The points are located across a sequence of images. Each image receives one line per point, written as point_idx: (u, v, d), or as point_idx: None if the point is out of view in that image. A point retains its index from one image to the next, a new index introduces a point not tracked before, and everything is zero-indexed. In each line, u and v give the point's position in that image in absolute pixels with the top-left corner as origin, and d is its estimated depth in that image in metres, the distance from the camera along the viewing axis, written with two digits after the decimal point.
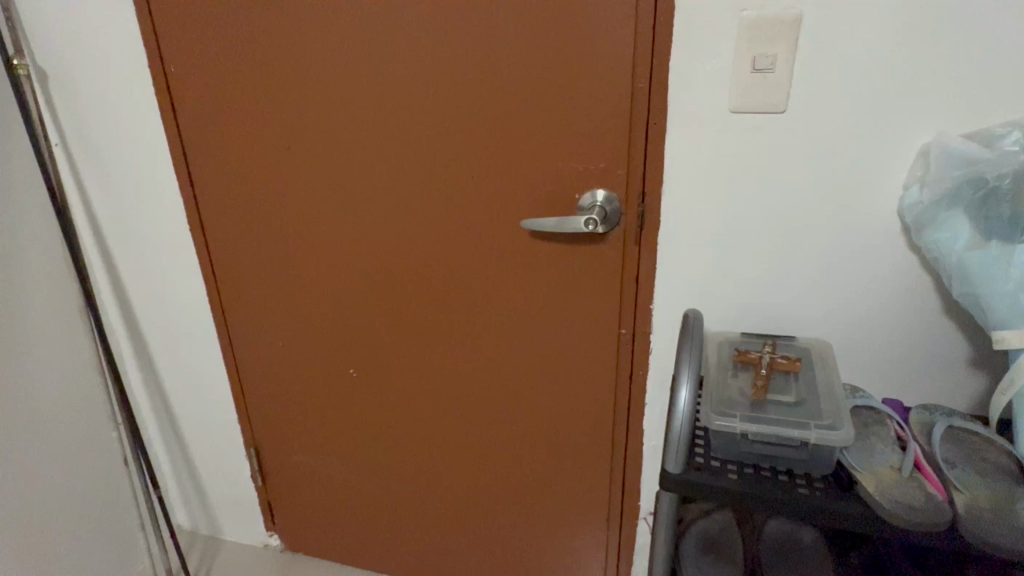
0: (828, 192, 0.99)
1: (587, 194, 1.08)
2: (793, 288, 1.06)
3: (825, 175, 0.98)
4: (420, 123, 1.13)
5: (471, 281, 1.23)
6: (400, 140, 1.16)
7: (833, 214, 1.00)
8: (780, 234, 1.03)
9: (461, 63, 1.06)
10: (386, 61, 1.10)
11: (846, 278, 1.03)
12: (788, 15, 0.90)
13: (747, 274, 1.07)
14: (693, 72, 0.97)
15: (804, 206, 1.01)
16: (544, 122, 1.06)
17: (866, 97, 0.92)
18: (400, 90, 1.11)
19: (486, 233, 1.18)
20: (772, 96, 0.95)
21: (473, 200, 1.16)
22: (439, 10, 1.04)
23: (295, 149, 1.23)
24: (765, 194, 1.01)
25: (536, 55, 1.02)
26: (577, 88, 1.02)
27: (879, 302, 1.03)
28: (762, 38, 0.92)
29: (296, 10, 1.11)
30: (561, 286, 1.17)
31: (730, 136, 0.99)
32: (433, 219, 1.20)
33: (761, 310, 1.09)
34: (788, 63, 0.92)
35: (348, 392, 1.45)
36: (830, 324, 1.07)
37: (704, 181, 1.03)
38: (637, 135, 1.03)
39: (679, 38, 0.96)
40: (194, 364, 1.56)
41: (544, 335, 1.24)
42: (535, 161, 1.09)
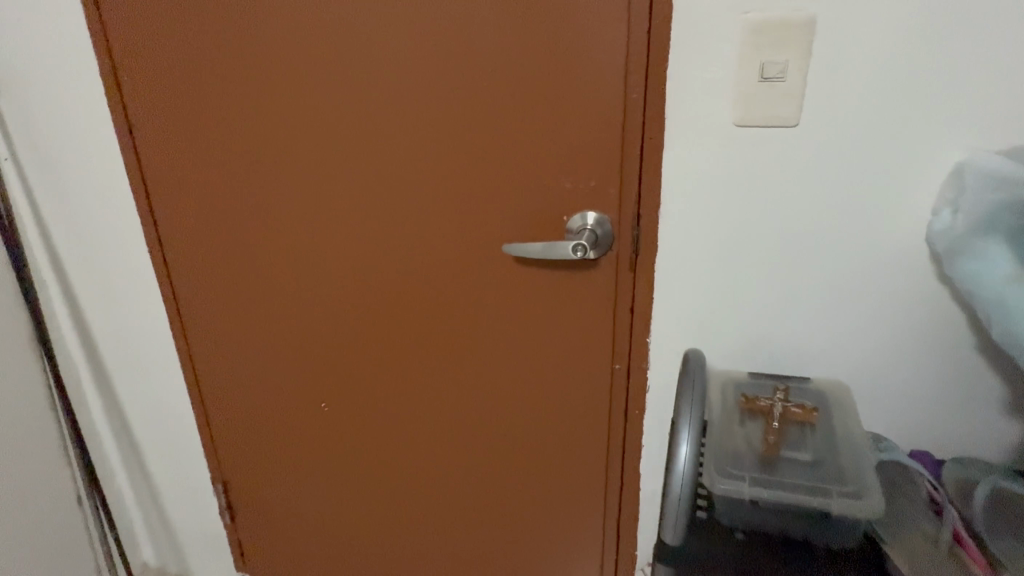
0: (846, 215, 0.88)
1: (576, 216, 0.97)
2: (804, 320, 0.95)
3: (841, 196, 0.87)
4: (392, 140, 1.02)
5: (451, 308, 1.13)
6: (371, 154, 1.05)
7: (850, 239, 0.89)
8: (790, 260, 0.93)
9: (435, 71, 0.96)
10: (352, 70, 0.99)
11: (862, 311, 0.93)
12: (799, 17, 0.79)
13: (754, 305, 0.97)
14: (693, 81, 0.87)
15: (817, 231, 0.90)
16: (528, 138, 0.95)
17: (890, 109, 0.81)
18: (369, 102, 1.01)
19: (467, 258, 1.07)
20: (782, 107, 0.84)
21: (453, 223, 1.05)
22: (410, 15, 0.93)
23: (257, 167, 1.12)
24: (774, 216, 0.91)
25: (518, 64, 0.92)
26: (564, 100, 0.92)
27: (900, 336, 0.92)
28: (770, 43, 0.81)
29: (252, 15, 1.00)
30: (549, 317, 1.07)
31: (735, 152, 0.88)
32: (408, 244, 1.10)
33: (768, 345, 0.98)
34: (800, 71, 0.81)
35: (321, 426, 1.34)
36: (846, 361, 0.96)
37: (707, 202, 0.92)
38: (631, 151, 0.92)
39: (677, 43, 0.85)
40: (159, 396, 1.45)
41: (532, 369, 1.13)
42: (518, 181, 0.99)
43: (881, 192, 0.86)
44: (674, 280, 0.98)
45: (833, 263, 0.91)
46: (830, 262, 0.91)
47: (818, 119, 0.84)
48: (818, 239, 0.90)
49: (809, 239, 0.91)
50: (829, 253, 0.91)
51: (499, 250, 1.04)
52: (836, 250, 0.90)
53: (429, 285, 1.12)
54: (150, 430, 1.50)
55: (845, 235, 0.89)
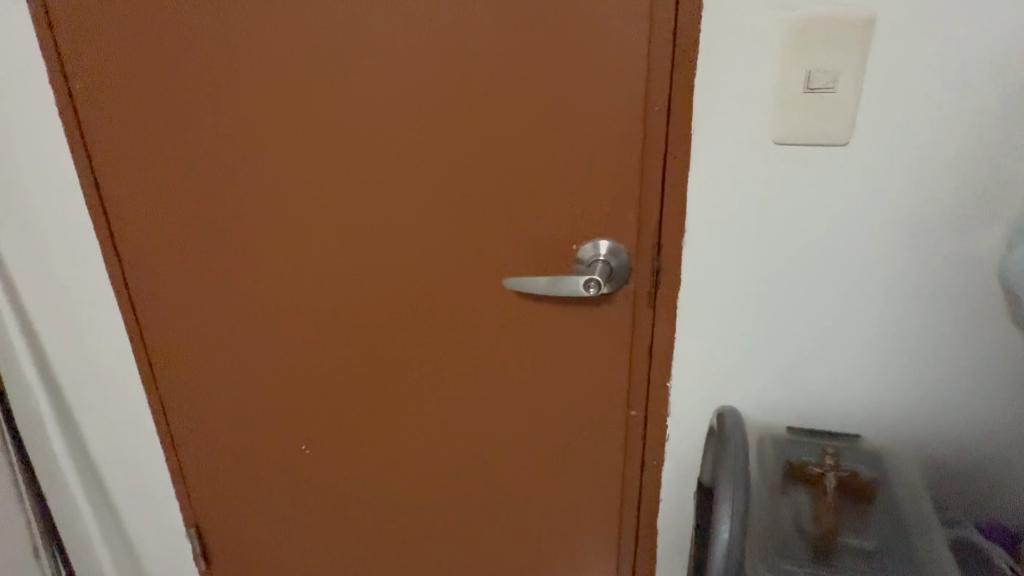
0: (879, 228, 0.76)
1: (587, 246, 0.84)
2: (828, 349, 0.83)
3: (878, 209, 0.75)
4: (370, 162, 0.88)
5: (441, 352, 0.98)
6: (345, 181, 0.89)
7: (883, 256, 0.77)
8: (815, 281, 0.80)
9: (420, 80, 0.82)
10: (321, 80, 0.84)
11: (897, 336, 0.81)
12: (856, 18, 0.67)
13: (771, 331, 0.84)
14: (725, 92, 0.74)
15: (847, 249, 0.77)
16: (531, 156, 0.82)
17: (950, 114, 0.69)
18: (343, 118, 0.86)
19: (458, 295, 0.93)
20: (830, 122, 0.72)
21: (442, 257, 0.91)
22: (389, 15, 0.79)
23: (212, 194, 0.96)
24: (798, 233, 0.78)
25: (520, 71, 0.78)
26: (574, 113, 0.79)
27: (940, 366, 0.81)
28: (820, 48, 0.69)
29: (200, 15, 0.84)
30: (555, 358, 0.94)
31: (775, 174, 0.76)
32: (389, 280, 0.95)
33: (787, 376, 0.86)
34: (853, 81, 0.70)
35: (301, 473, 1.21)
36: (876, 392, 0.84)
37: (736, 231, 0.79)
38: (653, 172, 0.79)
39: (709, 47, 0.73)
40: (113, 443, 1.28)
41: (535, 417, 0.99)
42: (520, 206, 0.85)
43: (937, 214, 0.74)
44: (698, 318, 0.85)
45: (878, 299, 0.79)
46: (860, 282, 0.79)
47: (870, 136, 0.72)
48: (848, 257, 0.78)
49: (839, 257, 0.78)
50: (859, 272, 0.78)
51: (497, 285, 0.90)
52: (867, 269, 0.78)
53: (415, 326, 0.97)
54: (112, 471, 1.36)
55: (880, 252, 0.77)
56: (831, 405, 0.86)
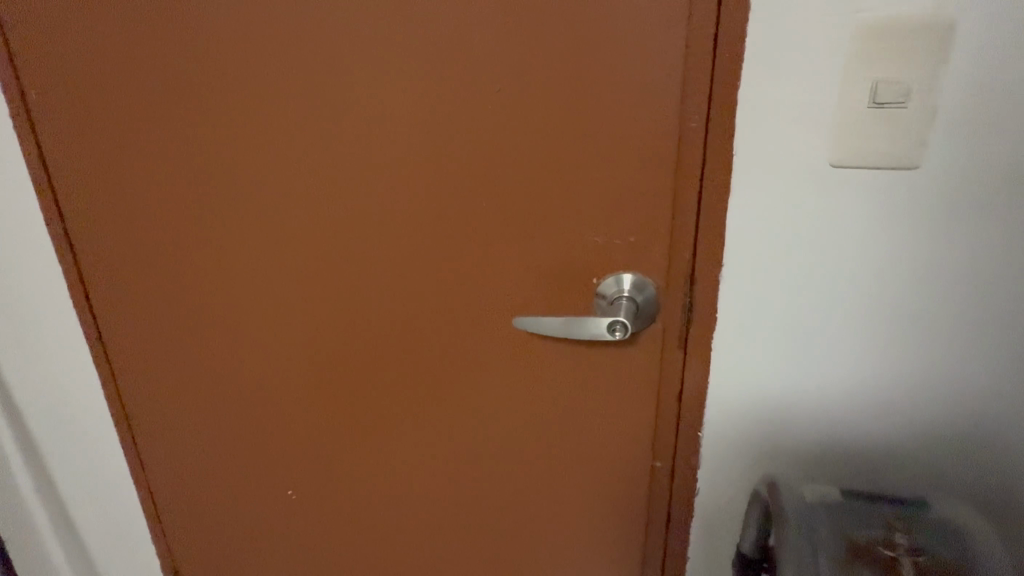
0: (921, 228, 0.65)
1: (609, 280, 0.73)
2: (861, 366, 0.72)
3: (925, 212, 0.64)
4: (359, 183, 0.76)
5: (441, 396, 0.86)
6: (329, 206, 0.77)
7: (926, 261, 0.66)
8: (843, 288, 0.69)
9: (417, 90, 0.70)
10: (301, 89, 0.72)
11: (911, 341, 0.70)
12: (930, 19, 0.57)
13: (793, 346, 0.73)
14: (774, 107, 0.63)
15: (885, 253, 0.67)
16: (545, 179, 0.71)
17: (959, 76, 0.59)
18: (327, 133, 0.74)
19: (460, 333, 0.81)
20: (894, 140, 0.62)
21: (442, 291, 0.79)
22: (381, 14, 0.67)
23: (176, 220, 0.82)
24: (828, 235, 0.67)
25: (534, 80, 0.67)
26: (597, 129, 0.67)
27: (990, 392, 0.71)
28: (887, 55, 0.59)
29: (157, 13, 0.71)
30: (571, 403, 0.82)
31: (829, 201, 0.65)
32: (380, 316, 0.83)
33: (811, 399, 0.75)
34: (926, 93, 0.59)
35: (279, 542, 1.05)
36: (911, 415, 0.73)
37: (778, 260, 0.69)
38: (687, 199, 0.68)
39: (757, 54, 0.62)
40: (68, 510, 1.11)
41: (547, 469, 0.88)
42: (532, 235, 0.74)
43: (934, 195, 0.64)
44: (734, 362, 0.75)
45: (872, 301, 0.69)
46: (898, 290, 0.68)
47: (938, 154, 0.62)
48: (884, 261, 0.67)
49: (860, 256, 0.67)
50: (898, 278, 0.67)
51: (506, 323, 0.79)
52: (907, 276, 0.67)
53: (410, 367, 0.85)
54: None
55: (925, 258, 0.66)
56: (859, 431, 0.75)
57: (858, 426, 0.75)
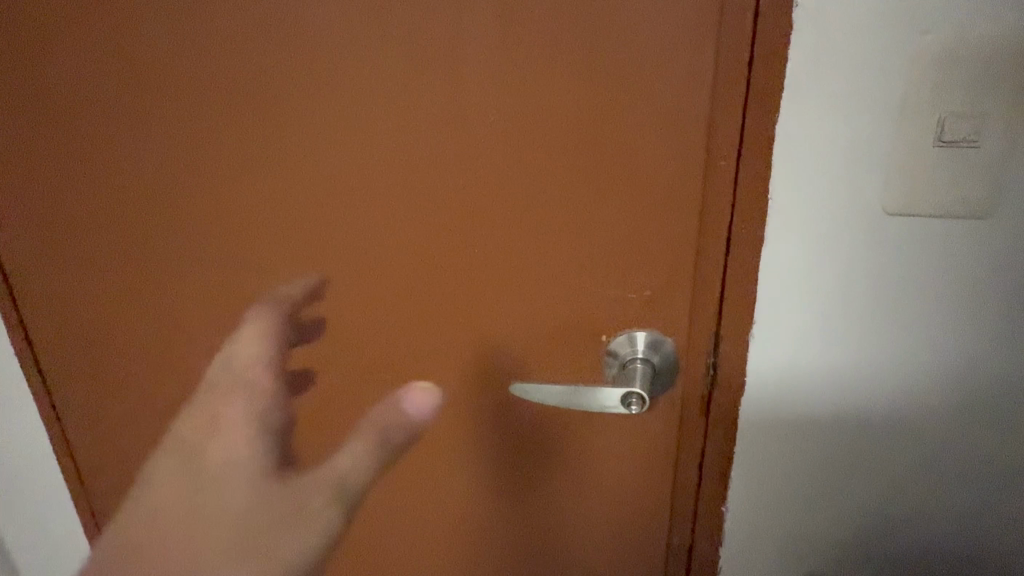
0: (984, 267, 0.55)
1: (620, 337, 0.63)
2: (904, 414, 0.62)
3: (989, 255, 0.55)
4: (326, 230, 0.64)
5: (426, 468, 0.75)
6: (291, 256, 0.66)
7: (986, 303, 0.57)
8: (891, 326, 0.59)
9: (394, 120, 0.59)
10: (256, 118, 0.61)
11: (896, 371, 0.61)
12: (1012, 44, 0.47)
13: (830, 392, 0.63)
14: (818, 144, 0.53)
15: (869, 276, 0.57)
16: (548, 224, 0.61)
17: (965, 63, 0.48)
18: (287, 172, 0.62)
19: (448, 399, 0.70)
20: (959, 183, 0.52)
21: (426, 351, 0.68)
22: (353, 30, 0.56)
23: (110, 272, 0.69)
24: (842, 267, 0.57)
25: (533, 109, 0.57)
26: (608, 166, 0.57)
27: (984, 427, 0.62)
28: (958, 85, 0.49)
29: (84, 28, 0.59)
30: (576, 474, 0.72)
31: (879, 250, 0.56)
32: (354, 379, 0.71)
33: (848, 453, 0.65)
34: (1005, 132, 0.49)
35: None
36: (899, 456, 0.64)
37: (816, 311, 0.59)
38: (712, 247, 0.58)
39: (800, 83, 0.52)
40: None
41: (547, 549, 0.77)
42: (531, 287, 0.63)
43: (930, 204, 0.53)
44: (762, 428, 0.65)
45: (857, 328, 0.59)
46: (951, 332, 0.58)
47: (1010, 196, 0.52)
48: (869, 285, 0.57)
49: (843, 280, 0.57)
50: (913, 315, 0.58)
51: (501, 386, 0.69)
52: (963, 317, 0.58)
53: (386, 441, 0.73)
54: None
55: (945, 294, 0.57)
56: (853, 480, 0.66)
57: (897, 478, 0.65)
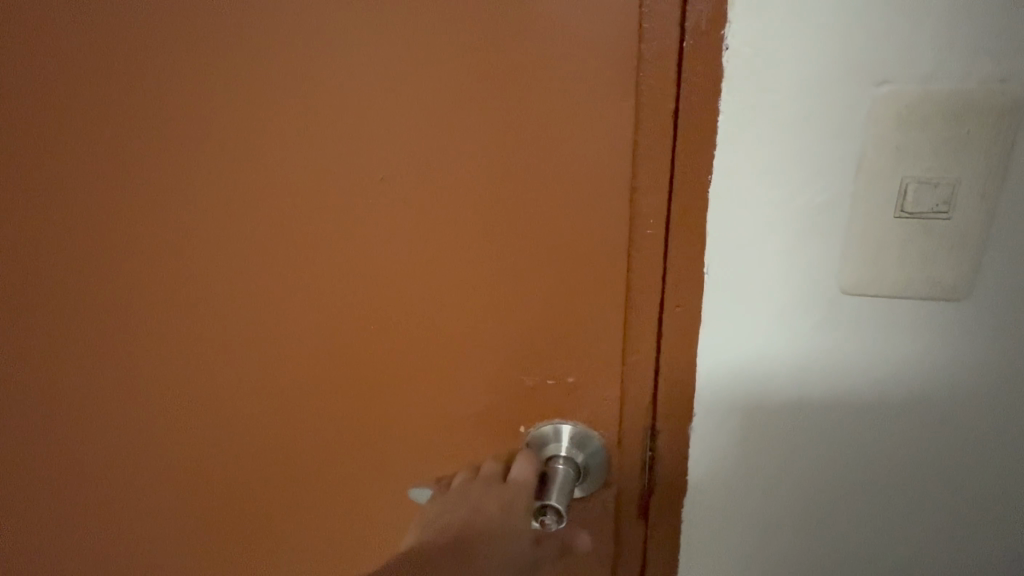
0: (962, 347, 0.46)
1: (542, 432, 0.53)
2: (874, 518, 0.52)
3: (967, 335, 0.45)
4: (189, 309, 0.53)
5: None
6: (155, 333, 0.55)
7: (965, 388, 0.47)
8: (854, 416, 0.49)
9: (257, 179, 0.49)
10: (102, 178, 0.51)
11: (862, 473, 0.51)
12: (993, 95, 0.37)
13: (787, 490, 0.52)
14: (760, 213, 0.43)
15: (826, 366, 0.47)
16: (444, 304, 0.50)
17: (934, 119, 0.38)
18: (139, 239, 0.52)
19: (341, 503, 0.59)
20: (931, 261, 0.42)
21: (310, 450, 0.57)
22: (202, 74, 0.47)
23: None
24: (794, 354, 0.47)
25: (420, 169, 0.46)
26: (516, 236, 0.47)
27: (966, 535, 0.52)
28: (925, 145, 0.39)
29: None
30: None
31: (840, 334, 0.46)
32: (230, 484, 0.59)
33: (810, 555, 0.55)
34: (985, 201, 0.40)
35: None
36: (866, 564, 0.55)
37: (766, 397, 0.49)
38: (644, 331, 0.49)
39: (736, 138, 0.42)
40: None
41: None
42: (433, 376, 0.53)
43: (896, 285, 0.43)
44: (707, 532, 0.55)
45: (814, 425, 0.49)
46: (928, 430, 0.48)
47: (991, 270, 0.43)
48: (825, 376, 0.48)
49: (794, 368, 0.48)
50: (879, 410, 0.48)
51: (402, 493, 0.57)
52: (938, 410, 0.48)
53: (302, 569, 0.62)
54: None
55: (916, 386, 0.47)
56: None
57: None
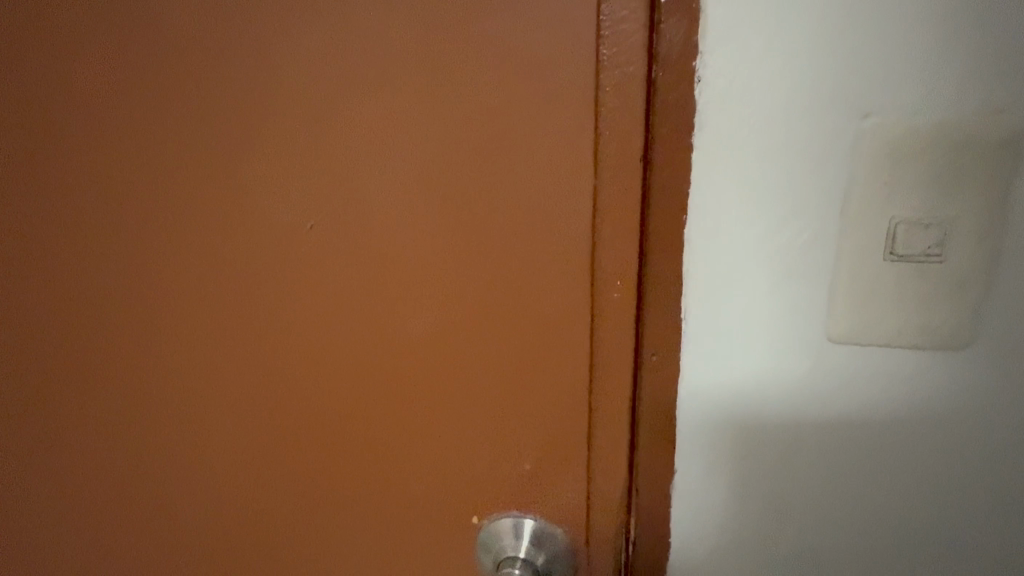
0: (969, 411, 0.40)
1: (499, 529, 0.46)
2: None
3: (977, 398, 0.39)
4: (115, 365, 0.49)
5: None
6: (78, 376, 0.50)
7: (974, 455, 0.41)
8: (855, 488, 0.42)
9: (187, 226, 0.44)
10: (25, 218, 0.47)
11: (859, 557, 0.44)
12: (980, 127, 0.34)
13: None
14: (739, 260, 0.39)
15: (816, 431, 0.41)
16: (390, 362, 0.45)
17: (921, 152, 0.35)
18: (59, 296, 0.48)
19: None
20: (924, 310, 0.37)
21: (250, 534, 0.51)
22: (131, 110, 0.43)
23: None
24: (780, 419, 0.41)
25: (362, 207, 0.42)
26: (465, 295, 0.42)
27: None
28: (910, 180, 0.35)
29: None
30: None
31: (832, 393, 0.40)
32: (163, 571, 0.54)
33: None
34: (981, 241, 0.36)
35: None
36: None
37: (750, 470, 0.42)
38: (612, 404, 0.43)
39: (710, 173, 0.38)
40: None
41: None
42: (382, 446, 0.46)
43: (889, 336, 0.38)
44: None
45: (802, 501, 0.43)
46: (933, 505, 0.42)
47: (995, 321, 0.38)
48: (814, 444, 0.41)
49: (779, 435, 0.41)
50: (874, 482, 0.42)
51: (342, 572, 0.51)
52: (942, 483, 0.41)
53: None
54: None
55: (917, 454, 0.41)
56: None
57: None
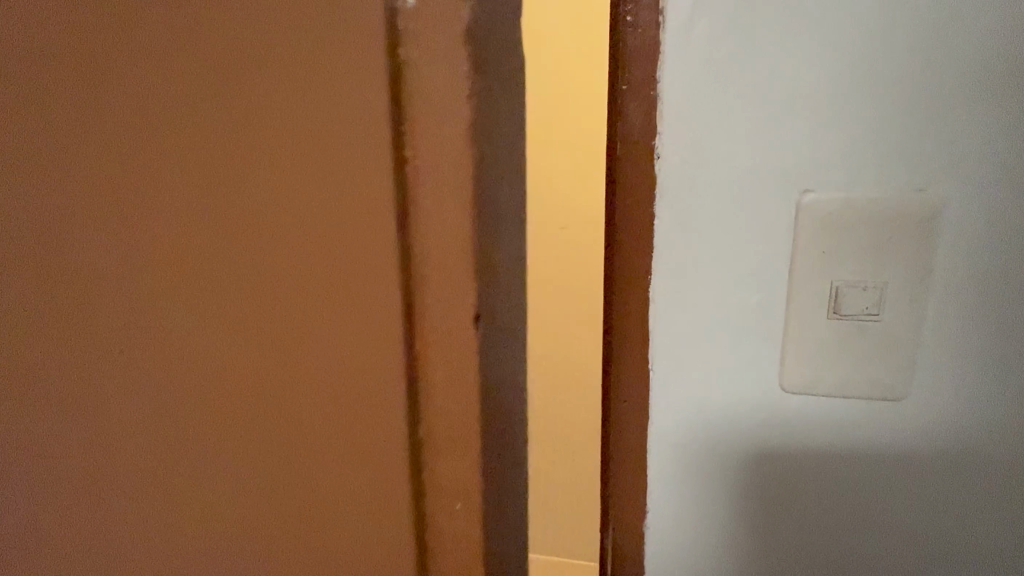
0: (911, 449, 0.43)
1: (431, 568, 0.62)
2: None
3: (916, 445, 0.43)
4: None
5: None
6: None
7: (920, 491, 0.44)
8: (810, 518, 0.45)
9: None
10: None
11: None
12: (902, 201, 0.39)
13: None
14: (698, 321, 0.43)
15: (775, 467, 0.45)
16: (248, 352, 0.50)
17: (854, 224, 0.39)
18: None
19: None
20: (864, 361, 0.41)
21: None
22: None
23: None
24: (741, 456, 0.45)
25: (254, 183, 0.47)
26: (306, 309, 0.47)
27: None
28: (848, 248, 0.40)
29: None
30: None
31: (787, 434, 0.44)
32: None
33: None
34: (910, 299, 0.40)
35: None
36: None
37: (717, 502, 0.46)
38: None
39: (671, 240, 0.42)
40: None
41: None
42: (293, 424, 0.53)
43: (835, 385, 0.42)
44: None
45: (764, 529, 0.46)
46: (884, 535, 0.45)
47: (929, 369, 0.42)
48: (773, 478, 0.45)
49: (740, 471, 0.45)
50: (827, 513, 0.45)
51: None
52: (890, 515, 0.45)
53: None
54: None
55: (865, 487, 0.44)
56: None
57: None
